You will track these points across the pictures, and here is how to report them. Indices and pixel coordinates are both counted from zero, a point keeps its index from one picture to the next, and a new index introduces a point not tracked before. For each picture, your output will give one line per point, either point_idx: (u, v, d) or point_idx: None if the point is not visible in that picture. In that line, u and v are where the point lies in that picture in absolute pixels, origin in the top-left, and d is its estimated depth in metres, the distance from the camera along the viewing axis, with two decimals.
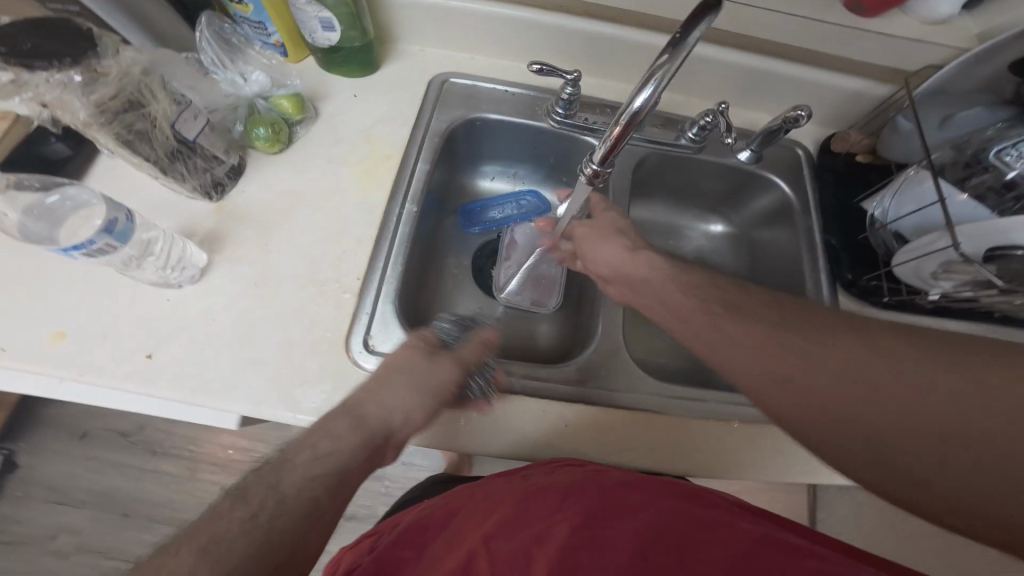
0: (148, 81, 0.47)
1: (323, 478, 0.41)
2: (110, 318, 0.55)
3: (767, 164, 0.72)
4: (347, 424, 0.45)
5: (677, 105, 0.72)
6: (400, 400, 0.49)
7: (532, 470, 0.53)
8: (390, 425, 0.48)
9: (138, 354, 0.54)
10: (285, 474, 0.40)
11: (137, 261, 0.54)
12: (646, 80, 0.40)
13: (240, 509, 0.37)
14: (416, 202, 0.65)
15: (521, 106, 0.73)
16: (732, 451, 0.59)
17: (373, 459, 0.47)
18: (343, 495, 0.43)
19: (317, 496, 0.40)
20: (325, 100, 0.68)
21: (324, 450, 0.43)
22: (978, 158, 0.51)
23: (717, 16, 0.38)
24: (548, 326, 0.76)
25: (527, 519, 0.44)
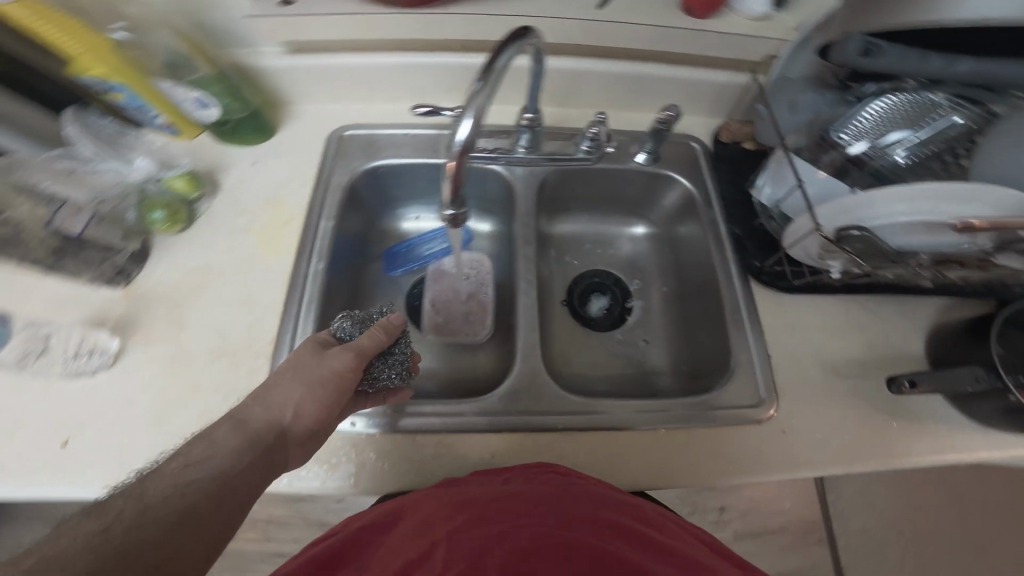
0: (2, 191, 0.53)
1: (196, 483, 0.43)
2: (22, 413, 0.56)
3: (665, 162, 0.73)
4: (227, 428, 0.48)
5: (571, 118, 0.75)
6: (287, 396, 0.52)
7: (512, 472, 0.54)
8: (279, 424, 0.50)
9: (54, 444, 0.55)
10: (151, 484, 0.42)
11: (36, 357, 0.57)
12: (468, 105, 0.41)
13: (89, 522, 0.38)
14: (323, 259, 0.66)
15: (420, 146, 0.74)
16: (663, 460, 0.58)
17: (268, 456, 0.48)
18: (226, 500, 0.44)
19: (188, 502, 0.42)
20: (224, 171, 0.69)
21: (198, 457, 0.45)
22: (824, 137, 0.52)
23: (521, 45, 0.43)
24: (486, 354, 0.76)
25: (489, 519, 0.45)
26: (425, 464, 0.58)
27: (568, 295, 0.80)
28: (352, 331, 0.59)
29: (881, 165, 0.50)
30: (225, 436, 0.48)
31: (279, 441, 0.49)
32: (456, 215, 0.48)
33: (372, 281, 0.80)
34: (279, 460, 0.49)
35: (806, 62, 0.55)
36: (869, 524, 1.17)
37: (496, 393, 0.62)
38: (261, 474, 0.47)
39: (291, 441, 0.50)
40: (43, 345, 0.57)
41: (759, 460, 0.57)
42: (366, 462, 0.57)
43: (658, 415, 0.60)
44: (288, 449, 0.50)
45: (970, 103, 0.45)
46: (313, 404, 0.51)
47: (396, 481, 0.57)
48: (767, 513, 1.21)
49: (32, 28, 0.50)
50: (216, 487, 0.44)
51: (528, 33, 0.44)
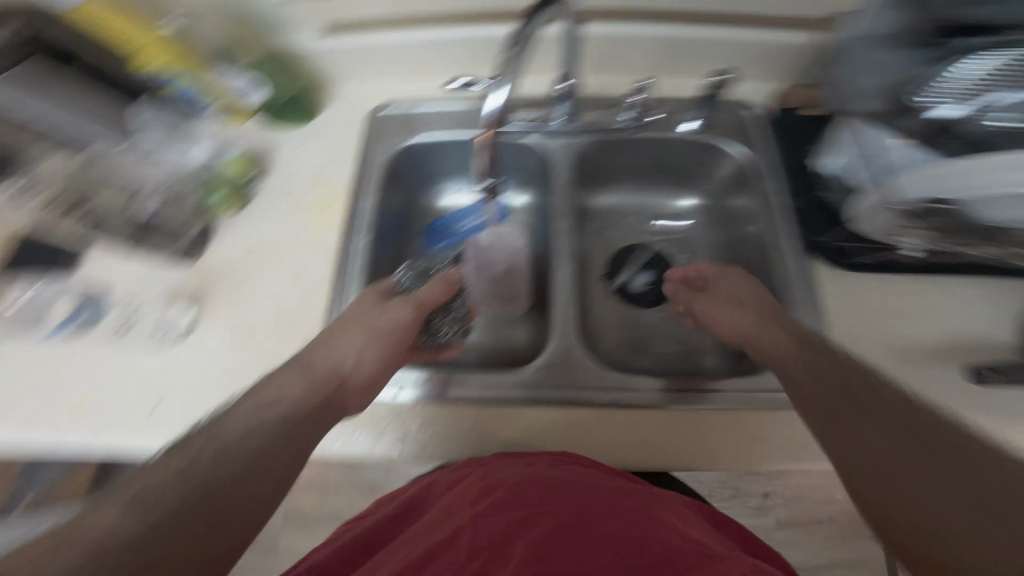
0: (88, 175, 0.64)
1: (264, 426, 0.48)
2: (108, 382, 0.60)
3: (714, 129, 0.69)
4: (294, 373, 0.53)
5: (611, 86, 0.72)
6: (354, 343, 0.56)
7: (546, 455, 0.56)
8: (341, 369, 0.54)
9: (139, 411, 0.59)
10: (225, 423, 0.48)
11: (127, 326, 0.62)
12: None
13: (176, 458, 0.45)
14: (368, 234, 0.69)
15: (458, 121, 0.74)
16: (705, 443, 0.57)
17: (330, 406, 0.52)
18: (291, 447, 0.48)
19: (257, 444, 0.47)
20: (273, 152, 0.73)
21: (267, 400, 0.50)
22: (903, 103, 0.49)
23: (550, 11, 0.51)
24: (524, 331, 0.76)
25: (519, 498, 0.48)
26: (464, 434, 0.60)
27: (610, 269, 0.78)
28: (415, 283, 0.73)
29: (971, 131, 0.49)
30: (292, 380, 0.52)
31: (340, 389, 0.53)
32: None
33: (410, 259, 0.81)
34: (337, 408, 0.53)
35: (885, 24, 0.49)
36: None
37: (536, 367, 0.62)
38: (318, 428, 0.51)
39: (348, 390, 0.54)
40: (130, 318, 0.62)
41: (806, 449, 0.56)
42: (403, 430, 0.59)
43: (704, 396, 0.58)
44: (346, 398, 0.53)
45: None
46: (373, 354, 0.56)
47: (438, 448, 0.59)
48: (813, 503, 1.16)
49: (114, 35, 0.63)
50: (279, 431, 0.49)
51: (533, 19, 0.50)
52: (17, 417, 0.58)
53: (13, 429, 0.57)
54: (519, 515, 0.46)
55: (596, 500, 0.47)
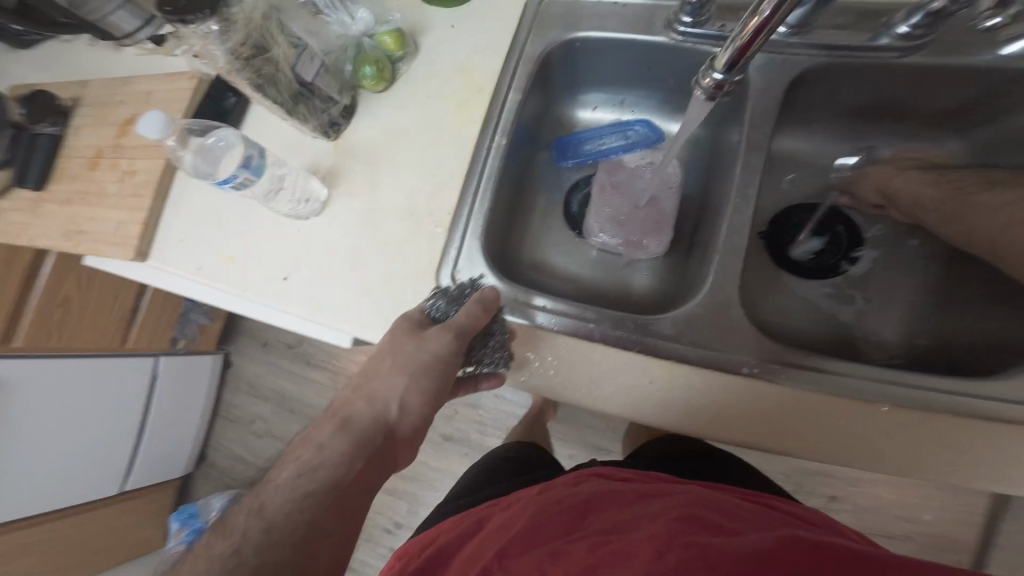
0: (267, 23, 0.54)
1: (308, 497, 0.48)
2: (253, 243, 0.64)
3: (995, 67, 0.53)
4: (337, 431, 0.53)
5: (858, 1, 0.58)
6: (393, 386, 0.52)
7: (600, 496, 0.48)
8: (386, 418, 0.53)
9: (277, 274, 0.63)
10: (269, 498, 0.49)
11: (274, 193, 0.62)
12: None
13: (219, 545, 0.47)
14: (507, 134, 0.62)
15: (632, 18, 0.62)
16: (867, 441, 0.50)
17: (376, 449, 0.52)
18: (343, 511, 0.48)
19: (308, 517, 0.47)
20: (424, 32, 0.67)
21: (309, 464, 0.50)
22: None
23: None
24: (648, 277, 0.68)
25: (540, 536, 0.44)
26: (584, 370, 0.56)
27: (768, 228, 0.66)
28: (445, 311, 0.55)
29: None
30: (333, 439, 0.52)
31: (388, 439, 0.53)
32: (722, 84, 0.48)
33: (539, 174, 0.73)
34: (388, 456, 0.53)
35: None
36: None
37: (670, 316, 0.54)
38: (371, 475, 0.52)
39: (399, 437, 0.54)
40: (278, 184, 0.62)
41: (993, 473, 0.47)
42: (523, 352, 0.57)
43: (888, 393, 0.48)
44: (397, 445, 0.54)
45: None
46: (416, 394, 0.53)
47: (554, 375, 0.57)
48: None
49: None
50: (332, 497, 0.48)
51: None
52: (184, 256, 0.65)
53: (184, 270, 0.65)
54: (545, 547, 0.42)
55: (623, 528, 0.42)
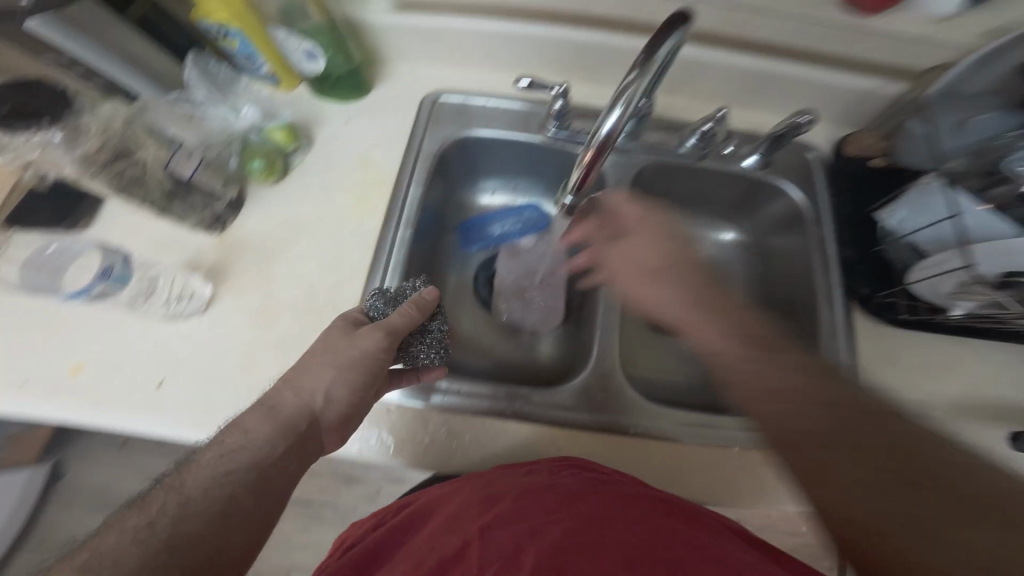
0: (133, 130, 0.54)
1: (236, 471, 0.46)
2: (121, 350, 0.59)
3: (775, 168, 0.68)
4: (259, 416, 0.50)
5: (678, 110, 0.70)
6: (319, 381, 0.52)
7: (537, 467, 0.53)
8: (311, 409, 0.51)
9: (150, 382, 0.57)
10: (190, 476, 0.45)
11: (145, 297, 0.59)
12: (617, 98, 0.41)
13: (134, 516, 0.42)
14: (410, 227, 0.65)
15: (514, 121, 0.71)
16: (736, 482, 0.57)
17: (303, 445, 0.50)
18: (266, 492, 0.46)
19: (228, 493, 0.44)
20: (317, 126, 0.69)
21: (233, 445, 0.47)
22: (995, 169, 0.52)
23: (683, 28, 0.39)
24: (550, 345, 0.75)
25: (521, 514, 0.46)
26: (491, 449, 0.59)
27: None
28: (383, 310, 0.57)
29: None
30: (257, 426, 0.49)
31: (312, 428, 0.51)
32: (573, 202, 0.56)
33: (444, 254, 0.78)
34: (312, 447, 0.51)
35: (988, 77, 0.53)
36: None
37: (567, 389, 0.61)
38: (295, 462, 0.49)
39: (324, 427, 0.51)
40: (150, 286, 0.59)
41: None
42: (436, 433, 0.59)
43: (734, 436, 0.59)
44: (323, 434, 0.51)
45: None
46: (344, 388, 0.52)
47: (463, 459, 0.58)
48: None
49: None
50: (257, 475, 0.46)
51: (691, 23, 0.40)
52: (28, 374, 0.57)
53: (23, 392, 0.56)
54: (526, 526, 0.45)
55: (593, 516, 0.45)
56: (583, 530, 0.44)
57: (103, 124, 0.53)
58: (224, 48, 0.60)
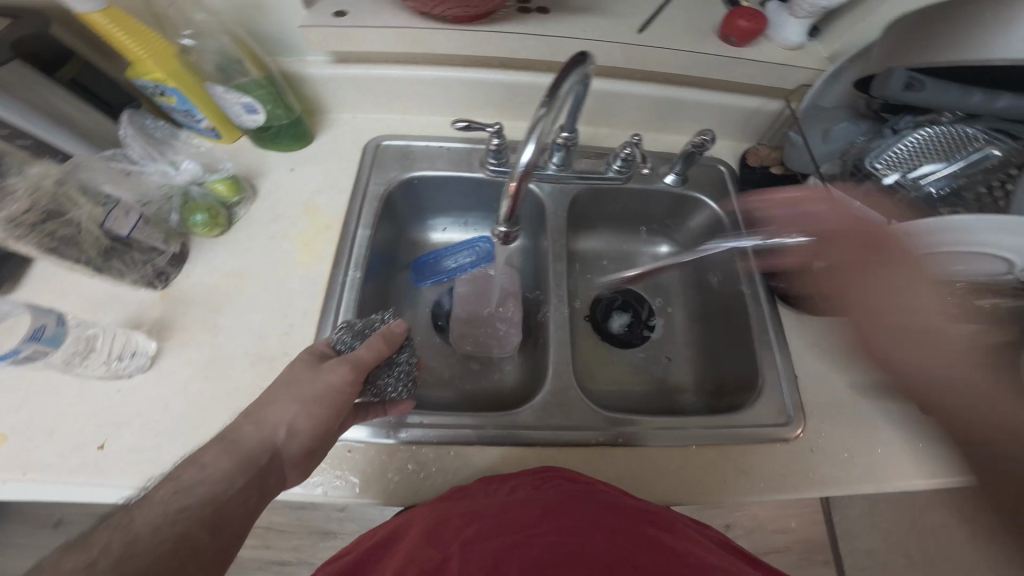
0: (65, 189, 0.50)
1: (186, 510, 0.45)
2: (57, 415, 0.56)
3: (692, 183, 0.76)
4: (219, 450, 0.50)
5: (602, 138, 0.79)
6: (286, 415, 0.53)
7: (517, 479, 0.55)
8: (273, 442, 0.52)
9: (90, 445, 0.55)
10: (140, 514, 0.44)
11: (81, 356, 0.56)
12: (531, 131, 0.44)
13: (76, 555, 0.40)
14: (359, 268, 0.67)
15: (454, 159, 0.75)
16: (694, 477, 0.60)
17: (263, 478, 0.50)
18: (224, 528, 0.46)
19: (181, 529, 0.44)
20: (260, 176, 0.71)
21: (187, 482, 0.47)
22: (857, 167, 0.55)
23: (585, 68, 0.43)
24: (511, 367, 0.77)
25: (502, 531, 0.46)
26: (455, 477, 0.59)
27: (591, 310, 0.84)
28: (349, 344, 0.59)
29: (916, 196, 0.52)
30: (216, 460, 0.49)
31: (274, 462, 0.51)
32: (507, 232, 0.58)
33: (399, 290, 0.80)
34: (272, 480, 0.51)
35: (838, 91, 0.58)
36: (874, 546, 1.24)
37: (528, 409, 0.63)
38: (256, 494, 0.49)
39: (285, 460, 0.52)
40: (87, 346, 0.56)
41: (784, 478, 0.60)
42: (400, 465, 0.59)
43: (687, 433, 0.62)
44: (284, 468, 0.52)
45: (1006, 136, 0.49)
46: (307, 421, 0.52)
47: (426, 491, 0.59)
48: (769, 533, 1.34)
49: (110, 36, 0.51)
50: (210, 513, 0.45)
51: (590, 59, 0.44)
52: None
53: None
54: (505, 544, 0.45)
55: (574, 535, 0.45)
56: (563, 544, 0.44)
57: (31, 182, 0.49)
58: (159, 103, 0.60)
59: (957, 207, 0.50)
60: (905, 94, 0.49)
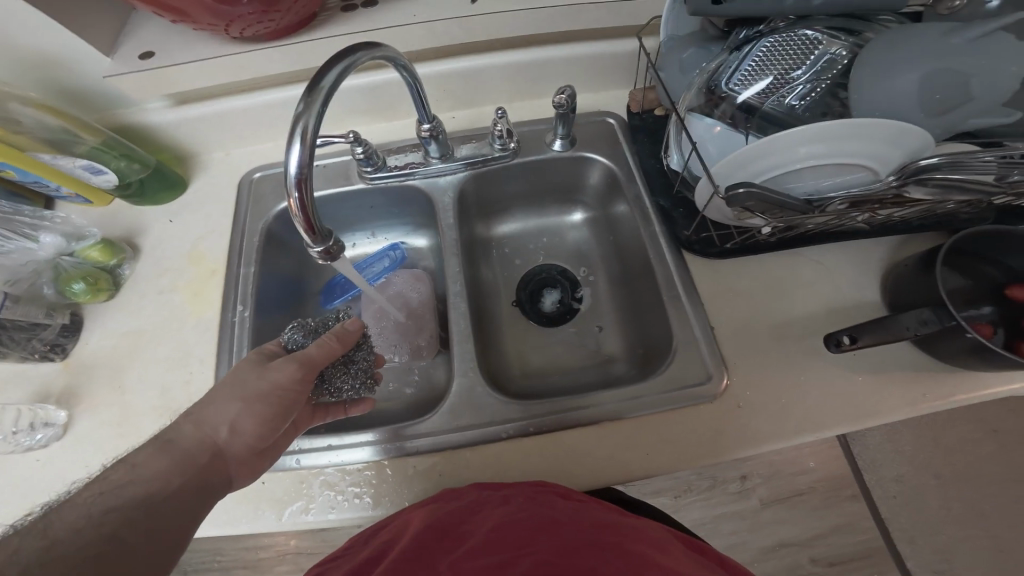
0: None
1: (118, 507, 0.44)
2: None
3: (582, 143, 0.72)
4: (154, 454, 0.49)
5: (483, 117, 0.75)
6: (226, 415, 0.53)
7: (513, 490, 0.52)
8: (215, 442, 0.52)
9: (20, 515, 0.56)
10: (59, 517, 0.42)
11: None
12: (294, 132, 0.38)
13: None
14: (248, 305, 0.66)
15: (333, 173, 0.73)
16: (615, 456, 0.55)
17: (203, 477, 0.50)
18: (155, 530, 0.44)
19: (107, 531, 0.42)
20: (142, 233, 0.71)
21: (115, 483, 0.46)
22: (712, 90, 0.51)
23: (372, 52, 0.44)
24: (440, 368, 0.73)
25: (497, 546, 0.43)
26: (374, 493, 0.57)
27: (516, 295, 0.79)
28: (303, 342, 0.60)
29: (773, 105, 0.50)
30: (150, 459, 0.49)
31: (215, 461, 0.51)
32: (329, 249, 0.44)
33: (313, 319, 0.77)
34: (215, 482, 0.50)
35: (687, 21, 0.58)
36: (902, 471, 1.09)
37: (437, 412, 0.60)
38: (193, 499, 0.48)
39: (229, 459, 0.51)
40: None
41: (715, 440, 0.54)
42: (315, 489, 0.58)
43: (640, 402, 0.56)
44: (227, 468, 0.51)
45: (847, 33, 0.47)
46: (251, 421, 0.53)
47: (343, 514, 0.56)
48: (790, 475, 1.12)
49: None
50: (139, 511, 0.44)
51: (386, 48, 0.47)
52: None
53: None
54: (496, 558, 0.41)
55: (572, 551, 0.41)
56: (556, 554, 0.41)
57: None
58: (10, 178, 0.62)
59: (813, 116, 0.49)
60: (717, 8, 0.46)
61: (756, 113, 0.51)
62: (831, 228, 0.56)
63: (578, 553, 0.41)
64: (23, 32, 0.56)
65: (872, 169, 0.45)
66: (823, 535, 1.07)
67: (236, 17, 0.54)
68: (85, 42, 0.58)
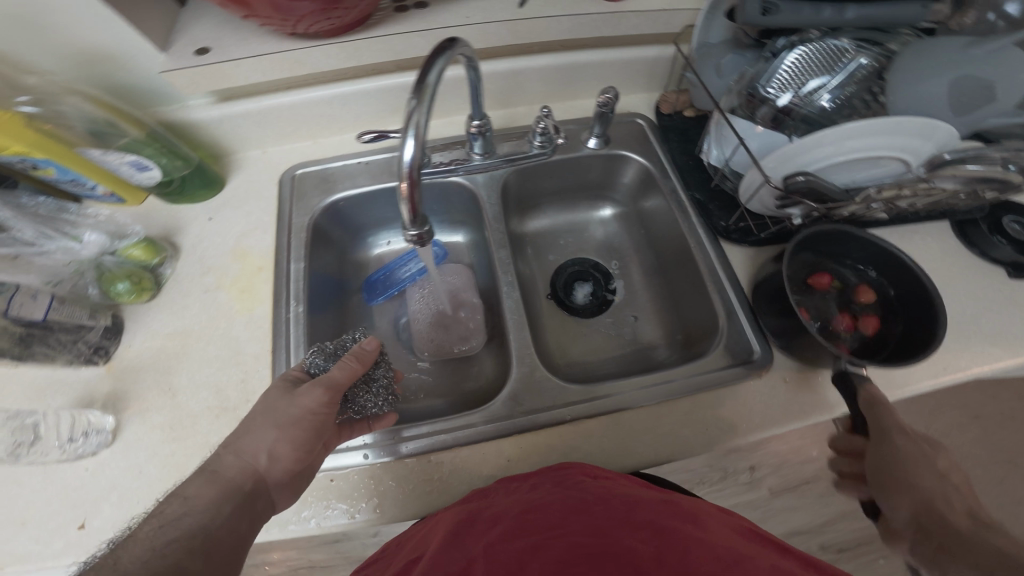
0: None
1: (174, 540, 0.44)
2: (27, 505, 0.55)
3: (616, 142, 0.77)
4: (200, 484, 0.49)
5: (521, 117, 0.79)
6: (264, 441, 0.53)
7: (536, 477, 0.54)
8: (256, 469, 0.52)
9: (70, 527, 0.53)
10: (126, 551, 0.42)
11: (30, 445, 0.55)
12: (407, 125, 0.41)
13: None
14: (302, 301, 0.66)
15: (378, 171, 0.74)
16: (675, 431, 0.59)
17: (251, 504, 0.49)
18: (216, 554, 0.45)
19: (171, 562, 0.42)
20: (180, 232, 0.70)
21: (171, 516, 0.46)
22: (752, 93, 0.56)
23: (456, 49, 0.45)
24: (487, 362, 0.76)
25: (535, 526, 0.45)
26: (451, 483, 0.58)
27: (551, 288, 0.82)
28: (323, 365, 0.59)
29: (810, 111, 0.55)
30: (199, 490, 0.49)
31: (259, 488, 0.50)
32: (420, 234, 0.46)
33: (355, 316, 0.77)
34: (262, 505, 0.50)
35: (720, 25, 0.62)
36: None
37: (501, 398, 0.62)
38: (247, 519, 0.48)
39: (270, 485, 0.51)
40: (35, 434, 0.56)
41: (765, 414, 0.59)
42: (387, 483, 0.58)
43: (690, 381, 0.61)
44: (269, 492, 0.51)
45: (872, 44, 0.54)
46: (287, 446, 0.52)
47: (418, 504, 0.57)
48: (797, 464, 1.20)
49: None
50: (197, 542, 0.44)
51: (460, 41, 0.47)
52: None
53: None
54: (533, 540, 0.44)
55: (610, 530, 0.44)
56: (595, 531, 0.44)
57: None
58: (43, 176, 0.60)
59: (850, 115, 0.55)
60: (765, 18, 0.51)
61: (793, 114, 0.56)
62: (858, 216, 0.62)
63: (614, 533, 0.43)
64: (71, 25, 0.54)
65: (905, 161, 0.51)
66: (832, 522, 1.18)
67: (304, 15, 0.54)
68: (136, 31, 0.57)
